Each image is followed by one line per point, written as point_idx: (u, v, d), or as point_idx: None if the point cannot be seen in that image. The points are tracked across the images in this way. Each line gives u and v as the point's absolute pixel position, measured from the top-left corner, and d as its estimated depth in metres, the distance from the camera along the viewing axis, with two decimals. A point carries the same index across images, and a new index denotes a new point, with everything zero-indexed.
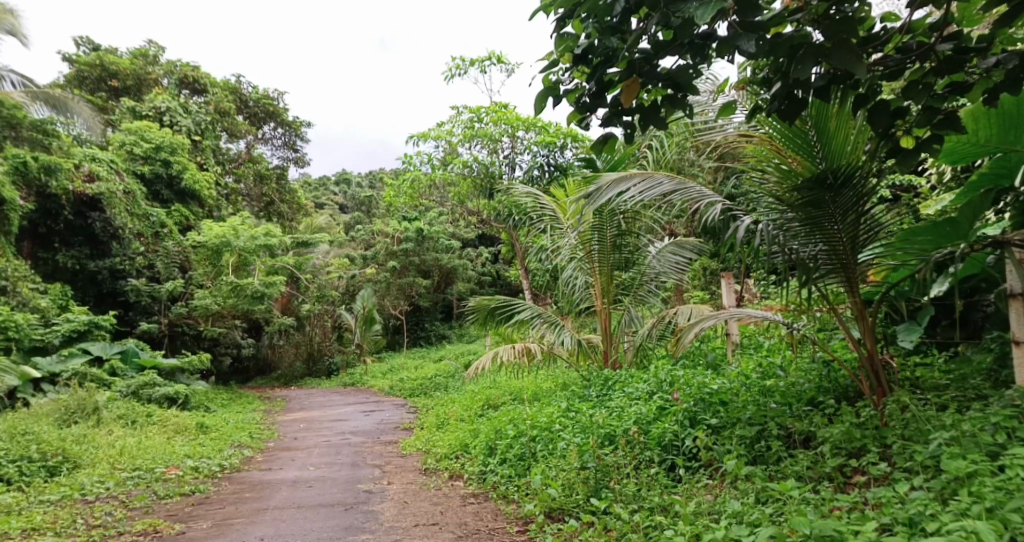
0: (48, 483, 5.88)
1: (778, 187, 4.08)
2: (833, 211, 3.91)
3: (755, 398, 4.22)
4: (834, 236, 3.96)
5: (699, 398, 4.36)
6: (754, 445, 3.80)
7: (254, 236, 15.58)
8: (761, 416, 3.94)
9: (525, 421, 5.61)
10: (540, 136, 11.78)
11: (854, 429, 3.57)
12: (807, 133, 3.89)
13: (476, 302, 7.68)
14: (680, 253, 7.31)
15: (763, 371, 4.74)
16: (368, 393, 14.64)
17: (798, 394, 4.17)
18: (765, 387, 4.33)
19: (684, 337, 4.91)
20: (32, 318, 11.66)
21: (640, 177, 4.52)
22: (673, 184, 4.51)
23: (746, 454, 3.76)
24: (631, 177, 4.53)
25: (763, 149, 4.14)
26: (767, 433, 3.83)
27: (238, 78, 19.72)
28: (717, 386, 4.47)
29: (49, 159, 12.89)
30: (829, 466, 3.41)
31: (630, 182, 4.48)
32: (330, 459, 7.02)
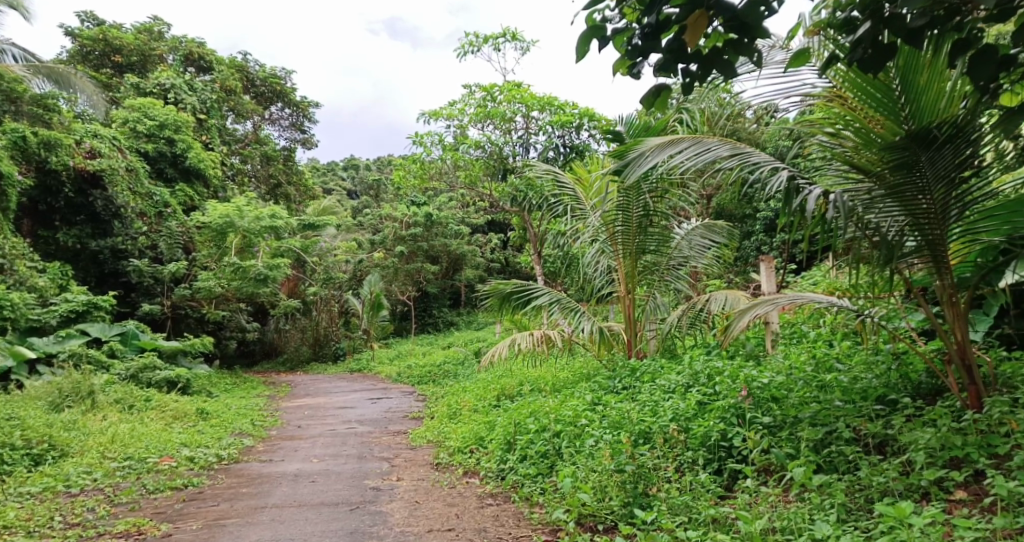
0: (31, 473, 5.50)
1: (854, 152, 3.75)
2: (921, 181, 3.59)
3: (814, 394, 3.82)
4: (920, 210, 3.64)
5: (748, 393, 3.93)
6: (821, 450, 3.40)
7: (259, 218, 15.13)
8: (826, 416, 3.56)
9: (547, 413, 5.19)
10: (556, 115, 11.27)
11: (951, 435, 3.20)
12: (892, 89, 3.53)
13: (492, 286, 7.23)
14: (710, 236, 6.89)
15: (816, 362, 4.33)
16: (375, 380, 14.22)
17: (864, 391, 3.77)
18: (823, 382, 3.93)
19: (733, 326, 4.42)
20: (29, 297, 11.27)
21: (689, 142, 4.22)
22: (728, 149, 4.17)
23: (813, 460, 3.34)
24: (679, 141, 4.23)
25: (835, 108, 3.80)
26: (835, 436, 3.44)
27: (245, 56, 19.24)
28: (767, 379, 4.04)
29: (50, 134, 12.49)
30: (926, 478, 3.01)
31: (677, 148, 4.20)
32: (334, 450, 6.58)
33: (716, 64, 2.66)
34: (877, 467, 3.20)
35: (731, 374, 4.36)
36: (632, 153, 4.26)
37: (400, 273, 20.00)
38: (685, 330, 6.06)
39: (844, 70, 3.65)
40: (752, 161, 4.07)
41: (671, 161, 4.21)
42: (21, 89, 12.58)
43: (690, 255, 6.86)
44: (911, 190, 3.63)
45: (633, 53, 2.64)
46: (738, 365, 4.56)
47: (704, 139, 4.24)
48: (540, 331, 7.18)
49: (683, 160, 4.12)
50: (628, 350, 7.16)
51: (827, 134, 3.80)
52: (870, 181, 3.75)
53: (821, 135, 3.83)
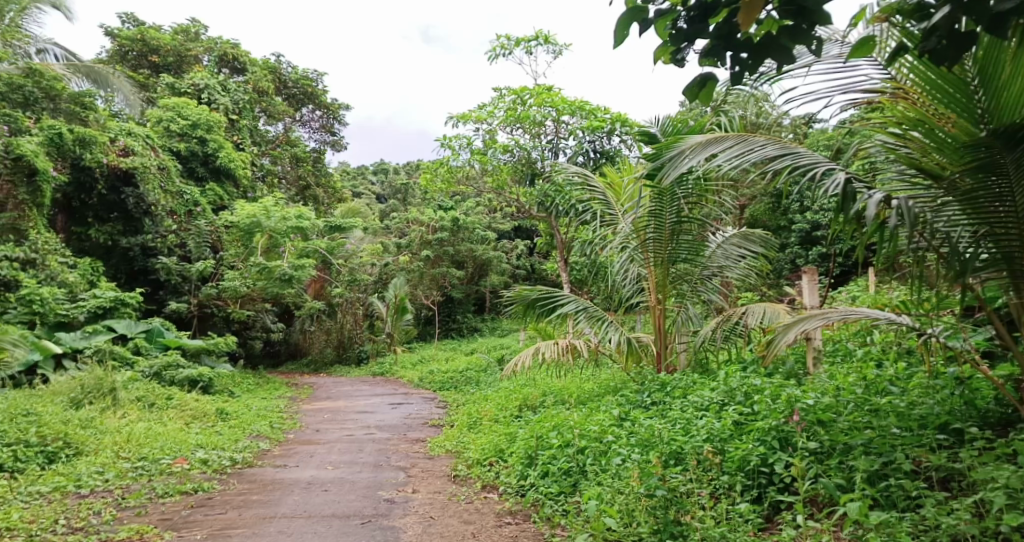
0: (44, 471, 5.38)
1: (921, 153, 3.57)
2: (997, 188, 3.36)
3: (866, 419, 3.53)
4: (996, 219, 3.42)
5: (789, 413, 3.65)
6: (877, 483, 3.13)
7: (286, 218, 15.09)
8: (884, 444, 3.29)
9: (571, 427, 4.95)
10: (586, 120, 11.03)
11: None
12: (968, 82, 3.31)
13: (516, 292, 7.03)
14: (746, 245, 6.64)
15: (866, 384, 4.01)
16: (397, 385, 14.06)
17: (922, 418, 3.48)
18: (876, 407, 3.65)
19: (778, 342, 4.15)
20: (58, 292, 11.28)
21: (732, 140, 4.03)
22: (776, 148, 3.94)
23: (865, 493, 3.08)
24: (722, 139, 4.05)
25: (903, 106, 3.60)
26: (895, 468, 3.17)
27: (278, 58, 19.31)
28: (812, 400, 3.76)
29: (85, 130, 12.55)
30: (1004, 522, 2.68)
31: (720, 146, 4.01)
32: (350, 458, 6.40)
33: (770, 52, 2.38)
34: (944, 507, 2.92)
35: (771, 393, 4.08)
36: (672, 153, 4.10)
37: (425, 277, 19.87)
38: (719, 345, 5.82)
39: (913, 64, 3.46)
40: (803, 158, 3.84)
41: (713, 160, 4.02)
42: (59, 87, 12.67)
43: (725, 265, 6.61)
44: (986, 197, 3.41)
45: (678, 38, 2.40)
46: (778, 384, 4.28)
47: (749, 137, 4.04)
48: (565, 340, 6.94)
49: (725, 159, 3.94)
50: (656, 363, 6.86)
51: (892, 134, 3.66)
52: (939, 187, 3.57)
53: (885, 132, 3.70)
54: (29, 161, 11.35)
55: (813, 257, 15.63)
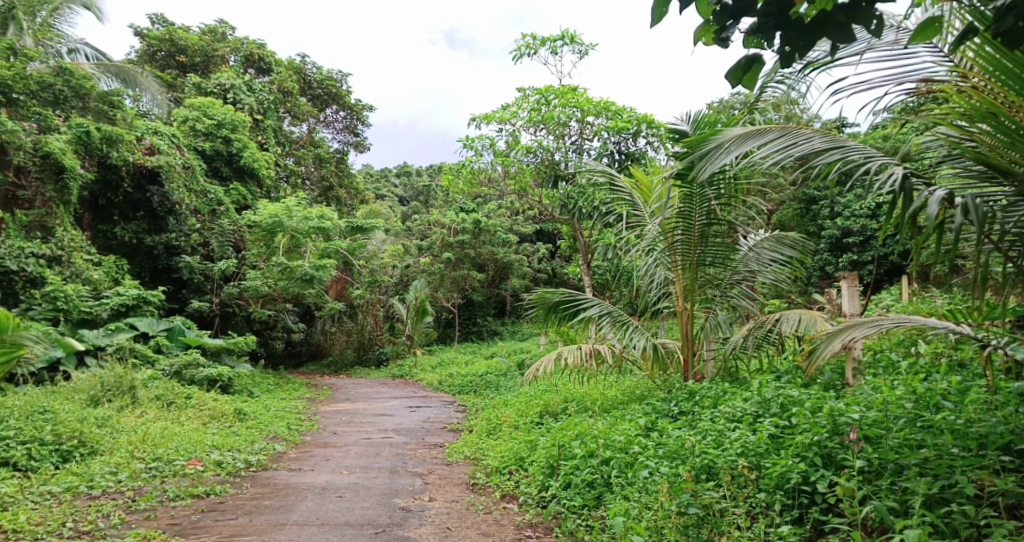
0: (57, 470, 5.28)
1: (986, 146, 3.42)
2: None
3: (921, 437, 3.30)
4: None
5: (833, 428, 3.43)
6: (935, 509, 2.91)
7: (307, 218, 15.03)
8: (941, 465, 3.06)
9: (595, 436, 4.76)
10: (612, 121, 10.82)
11: None
12: None
13: (537, 295, 6.86)
14: (779, 249, 6.40)
15: (917, 398, 3.76)
16: (416, 387, 13.92)
17: (982, 437, 3.24)
18: (930, 423, 3.41)
19: (823, 351, 3.95)
20: (82, 289, 11.26)
21: (776, 131, 3.96)
22: (824, 142, 3.83)
23: (920, 518, 2.88)
24: (765, 131, 3.99)
25: (963, 97, 3.43)
26: (956, 493, 2.94)
27: (303, 58, 19.32)
28: (859, 414, 3.52)
29: (112, 129, 12.56)
30: None
31: (764, 138, 3.95)
32: (367, 462, 6.24)
33: (824, 29, 2.25)
34: (1014, 538, 2.70)
35: (813, 405, 3.86)
36: (714, 147, 4.05)
37: (446, 279, 19.76)
38: (750, 353, 5.61)
39: (982, 49, 3.27)
40: (854, 151, 3.74)
41: (756, 153, 3.97)
42: (89, 86, 12.67)
43: (756, 270, 6.39)
44: None
45: (723, 14, 2.28)
46: (818, 396, 4.07)
47: (793, 129, 3.95)
48: (590, 346, 6.75)
49: (768, 152, 3.88)
50: (684, 370, 6.64)
51: (956, 127, 3.49)
52: (1006, 183, 3.44)
53: (950, 124, 3.50)
54: (57, 159, 11.38)
55: (841, 265, 15.99)
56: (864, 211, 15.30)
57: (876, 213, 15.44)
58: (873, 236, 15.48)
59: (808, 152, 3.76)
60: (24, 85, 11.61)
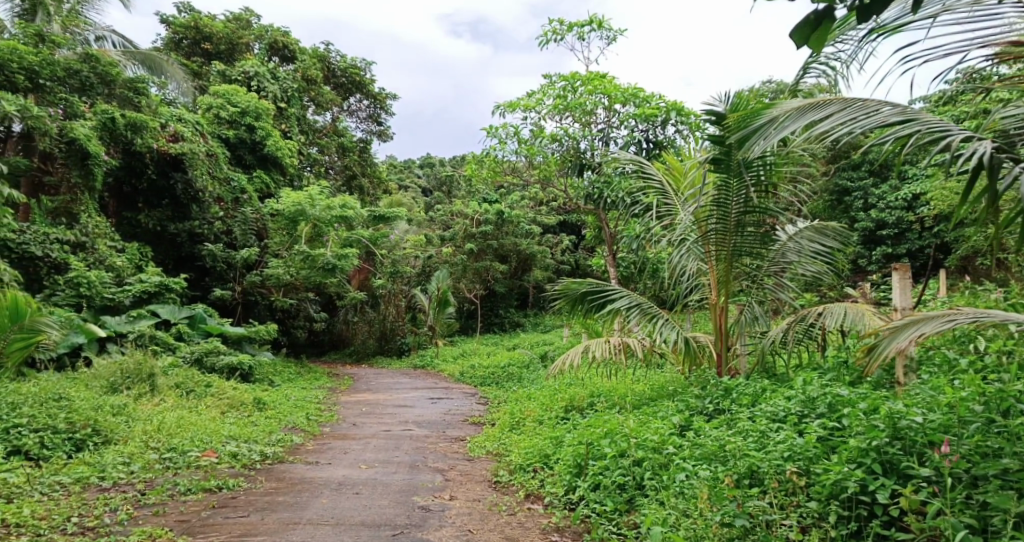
0: (69, 460, 5.14)
1: None
2: None
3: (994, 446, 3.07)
4: None
5: (895, 434, 3.21)
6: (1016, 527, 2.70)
7: (330, 207, 14.88)
8: None
9: (624, 433, 4.53)
10: (640, 109, 10.49)
11: None
12: None
13: (564, 286, 6.64)
14: (819, 239, 6.16)
15: (989, 400, 3.44)
16: (437, 378, 13.76)
17: None
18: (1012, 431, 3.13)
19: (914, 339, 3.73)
20: (106, 276, 11.15)
21: (838, 105, 4.11)
22: (893, 113, 3.91)
23: (1005, 540, 2.71)
24: (827, 105, 4.13)
25: None
26: None
27: (327, 46, 19.15)
28: (925, 417, 3.27)
29: (137, 115, 12.48)
30: None
31: (825, 111, 4.11)
32: (385, 457, 6.06)
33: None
34: None
35: (870, 407, 3.61)
36: (775, 122, 4.26)
37: (468, 270, 19.60)
38: (789, 349, 5.32)
39: None
40: (924, 121, 3.79)
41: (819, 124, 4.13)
42: (115, 72, 12.59)
43: (795, 261, 6.13)
44: None
45: None
46: (871, 397, 3.82)
47: (857, 100, 4.07)
48: (617, 339, 6.47)
49: (829, 124, 4.04)
50: (716, 365, 6.39)
51: None
52: None
53: None
54: (82, 145, 11.31)
55: (874, 257, 16.25)
56: (899, 202, 15.55)
57: (912, 205, 15.61)
58: (908, 228, 15.77)
59: (872, 123, 3.88)
60: (50, 72, 11.57)
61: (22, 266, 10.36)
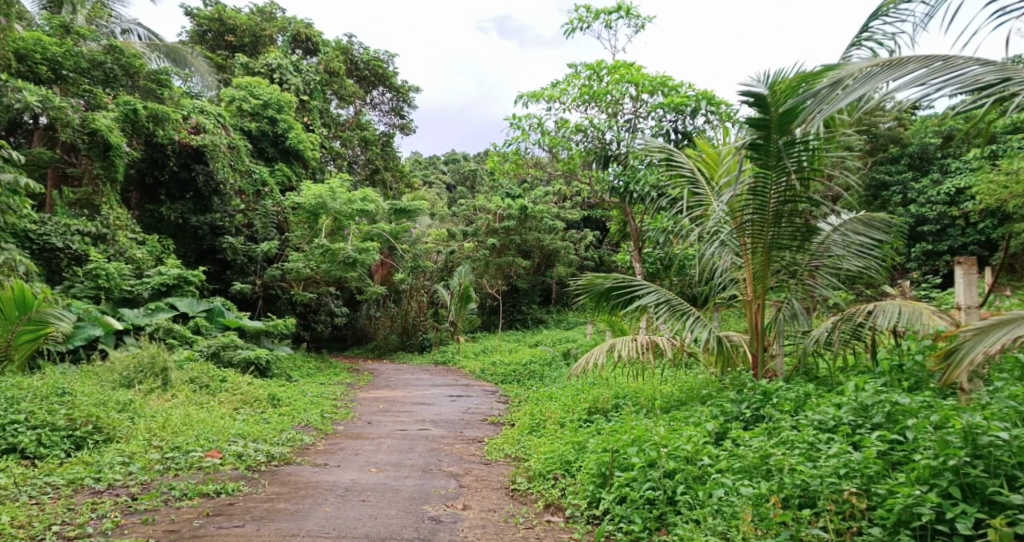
0: (67, 459, 4.88)
1: None
2: None
3: None
4: None
5: (975, 453, 2.99)
6: None
7: (351, 201, 14.57)
8: None
9: (652, 440, 4.19)
10: (668, 98, 10.03)
11: None
12: None
13: (588, 280, 6.30)
14: (867, 233, 5.77)
15: None
16: (458, 375, 13.48)
17: None
18: None
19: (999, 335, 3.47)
20: (125, 267, 10.87)
21: (916, 64, 4.06)
22: (979, 71, 3.91)
23: None
24: (907, 65, 4.08)
25: None
26: None
27: (350, 38, 18.90)
28: (1009, 436, 2.99)
29: (159, 107, 12.31)
30: None
31: (902, 72, 4.07)
32: (397, 459, 5.76)
33: None
34: None
35: (942, 421, 3.29)
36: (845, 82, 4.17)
37: (491, 266, 19.29)
38: (836, 350, 5.00)
39: None
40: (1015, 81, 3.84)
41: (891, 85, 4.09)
42: (139, 64, 12.44)
43: (840, 255, 5.74)
44: None
45: None
46: (944, 409, 3.47)
47: (938, 59, 4.04)
48: (645, 337, 6.10)
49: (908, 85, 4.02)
50: (751, 365, 5.94)
51: None
52: None
53: None
54: (104, 137, 11.14)
55: (914, 255, 15.62)
56: (941, 197, 15.00)
57: (954, 201, 15.04)
58: (949, 225, 15.21)
59: (962, 84, 3.89)
60: (73, 63, 11.43)
61: (41, 257, 10.20)
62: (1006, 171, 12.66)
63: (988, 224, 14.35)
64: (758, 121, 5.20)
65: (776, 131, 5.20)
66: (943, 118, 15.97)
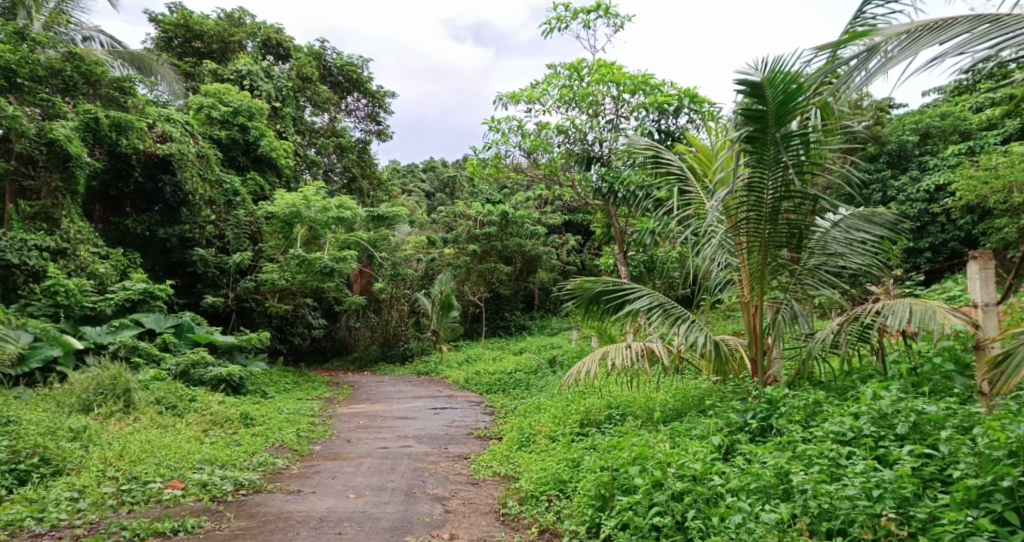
0: (9, 497, 4.44)
1: None
2: None
3: None
4: None
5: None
6: None
7: (327, 208, 14.05)
8: None
9: (654, 457, 3.90)
10: (651, 97, 9.73)
11: None
12: None
13: (577, 284, 5.96)
14: (870, 228, 5.50)
15: None
16: (441, 386, 13.07)
17: None
18: None
19: None
20: (87, 283, 10.34)
21: (962, 26, 3.99)
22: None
23: None
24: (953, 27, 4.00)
25: None
26: None
27: (322, 43, 18.44)
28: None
29: (122, 115, 11.80)
30: None
31: (947, 34, 4.00)
32: (378, 482, 5.36)
33: None
34: None
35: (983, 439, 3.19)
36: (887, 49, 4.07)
37: (472, 273, 18.91)
38: (842, 353, 4.74)
39: None
40: None
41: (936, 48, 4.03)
42: (100, 71, 12.02)
43: (840, 253, 5.48)
44: None
45: None
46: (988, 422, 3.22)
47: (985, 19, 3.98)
48: (639, 343, 5.76)
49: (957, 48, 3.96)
50: (750, 370, 5.66)
51: None
52: None
53: None
54: (62, 147, 10.62)
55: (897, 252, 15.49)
56: (922, 194, 14.91)
57: (934, 197, 14.94)
58: (931, 221, 15.11)
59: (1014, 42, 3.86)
60: (29, 71, 10.92)
61: None
62: (986, 166, 12.56)
63: (971, 220, 14.26)
64: (753, 111, 4.92)
65: (772, 122, 4.94)
66: (920, 116, 15.91)
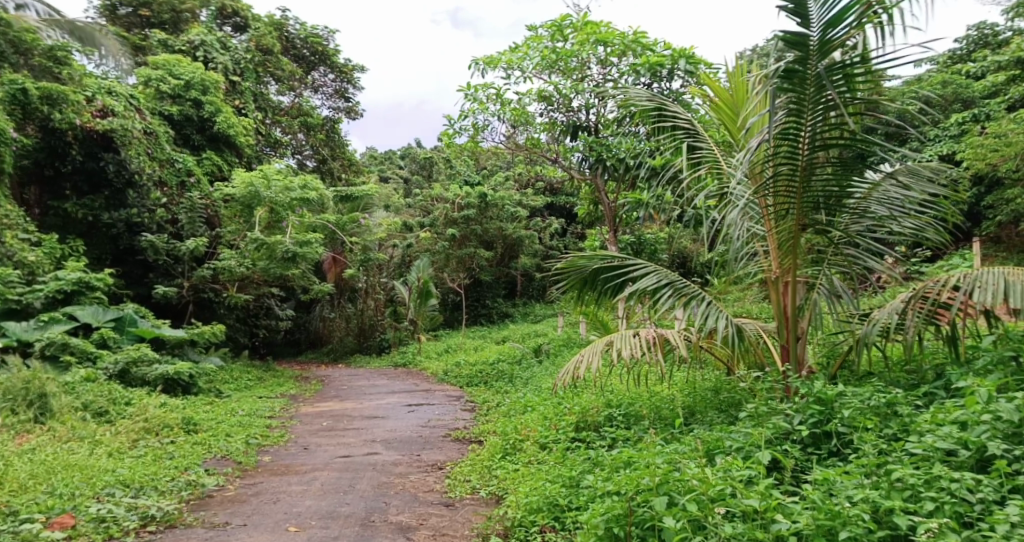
0: None
1: None
2: None
3: None
4: None
5: None
6: None
7: (289, 188, 12.84)
8: None
9: (684, 486, 3.10)
10: (641, 58, 8.57)
11: None
12: None
13: (569, 263, 4.99)
14: (922, 185, 4.63)
15: None
16: (419, 379, 12.05)
17: None
18: None
19: None
20: (11, 272, 9.09)
21: None
22: None
23: None
24: None
25: None
26: None
27: (284, 12, 17.12)
28: None
29: (54, 86, 10.63)
30: None
31: None
32: (328, 506, 4.32)
33: None
34: None
35: None
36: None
37: (451, 258, 17.86)
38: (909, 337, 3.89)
39: None
40: None
41: None
42: (30, 38, 10.94)
43: (888, 216, 4.62)
44: None
45: None
46: None
47: None
48: (649, 330, 4.79)
49: None
50: (779, 360, 4.75)
51: None
52: None
53: None
54: None
55: None
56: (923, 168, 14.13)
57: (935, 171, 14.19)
58: None
59: None
60: None
61: None
62: (992, 134, 11.70)
63: (975, 192, 13.44)
64: (794, 35, 3.99)
65: (815, 54, 4.04)
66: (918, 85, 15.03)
